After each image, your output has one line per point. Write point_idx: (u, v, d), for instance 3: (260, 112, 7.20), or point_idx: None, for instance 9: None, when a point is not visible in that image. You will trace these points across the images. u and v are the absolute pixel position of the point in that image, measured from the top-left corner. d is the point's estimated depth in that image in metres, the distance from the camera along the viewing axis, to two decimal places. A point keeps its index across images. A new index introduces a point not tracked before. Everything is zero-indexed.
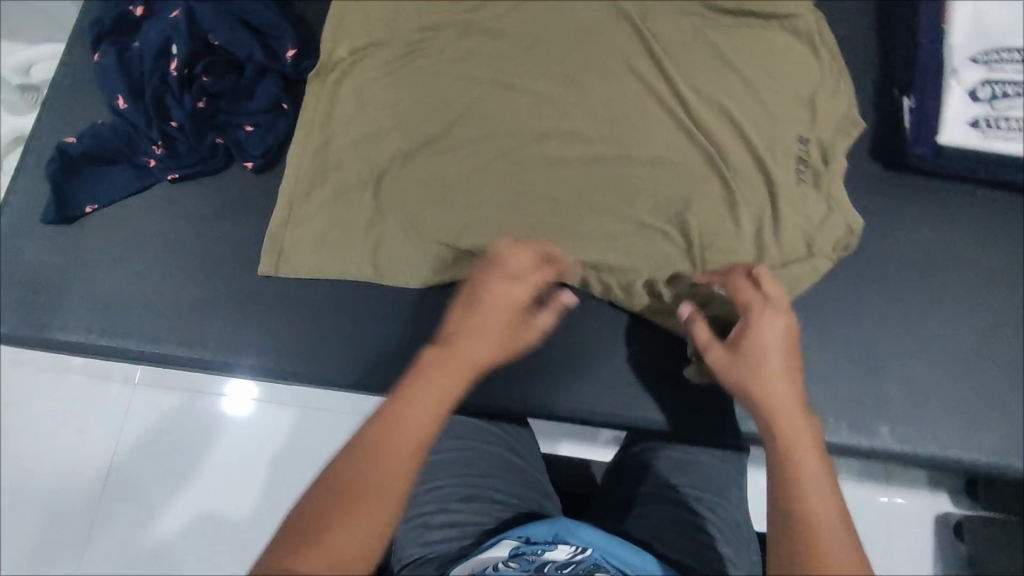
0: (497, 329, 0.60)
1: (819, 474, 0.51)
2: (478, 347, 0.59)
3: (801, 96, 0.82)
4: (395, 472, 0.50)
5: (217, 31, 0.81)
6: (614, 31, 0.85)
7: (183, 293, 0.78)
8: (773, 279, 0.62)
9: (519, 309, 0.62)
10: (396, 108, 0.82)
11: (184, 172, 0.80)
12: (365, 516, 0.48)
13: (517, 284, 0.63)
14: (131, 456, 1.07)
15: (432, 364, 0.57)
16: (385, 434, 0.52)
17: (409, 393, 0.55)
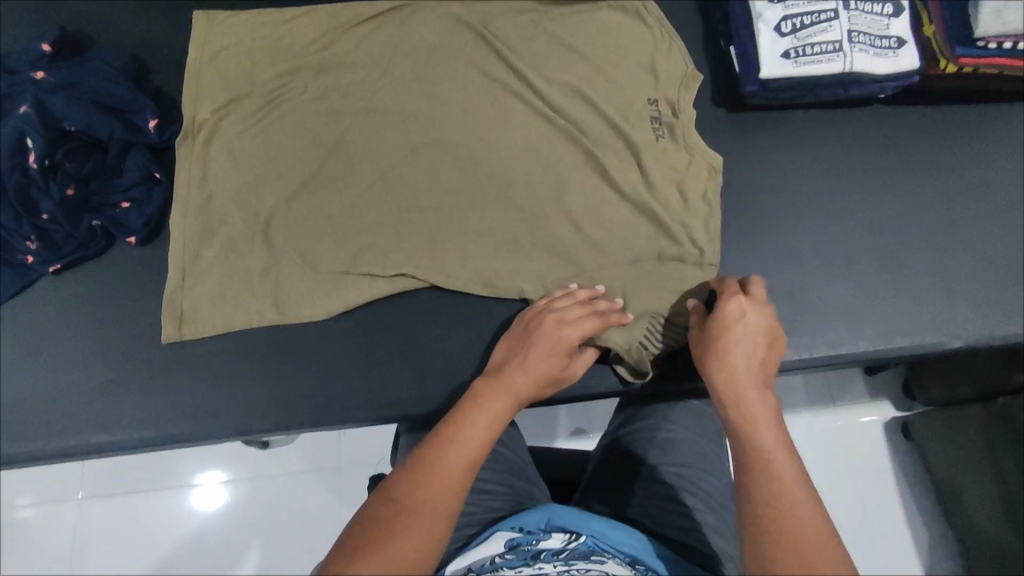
0: (538, 370, 0.67)
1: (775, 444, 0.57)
2: (510, 391, 0.65)
3: (643, 64, 0.89)
4: (445, 494, 0.55)
5: (71, 116, 0.81)
6: (462, 42, 0.91)
7: (91, 377, 0.78)
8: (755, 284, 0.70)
9: (555, 353, 0.68)
10: (268, 154, 0.85)
11: (66, 261, 0.79)
12: (418, 527, 0.52)
13: (576, 326, 0.70)
14: (101, 554, 1.07)
15: (478, 403, 0.63)
16: (437, 469, 0.56)
17: (454, 432, 0.60)
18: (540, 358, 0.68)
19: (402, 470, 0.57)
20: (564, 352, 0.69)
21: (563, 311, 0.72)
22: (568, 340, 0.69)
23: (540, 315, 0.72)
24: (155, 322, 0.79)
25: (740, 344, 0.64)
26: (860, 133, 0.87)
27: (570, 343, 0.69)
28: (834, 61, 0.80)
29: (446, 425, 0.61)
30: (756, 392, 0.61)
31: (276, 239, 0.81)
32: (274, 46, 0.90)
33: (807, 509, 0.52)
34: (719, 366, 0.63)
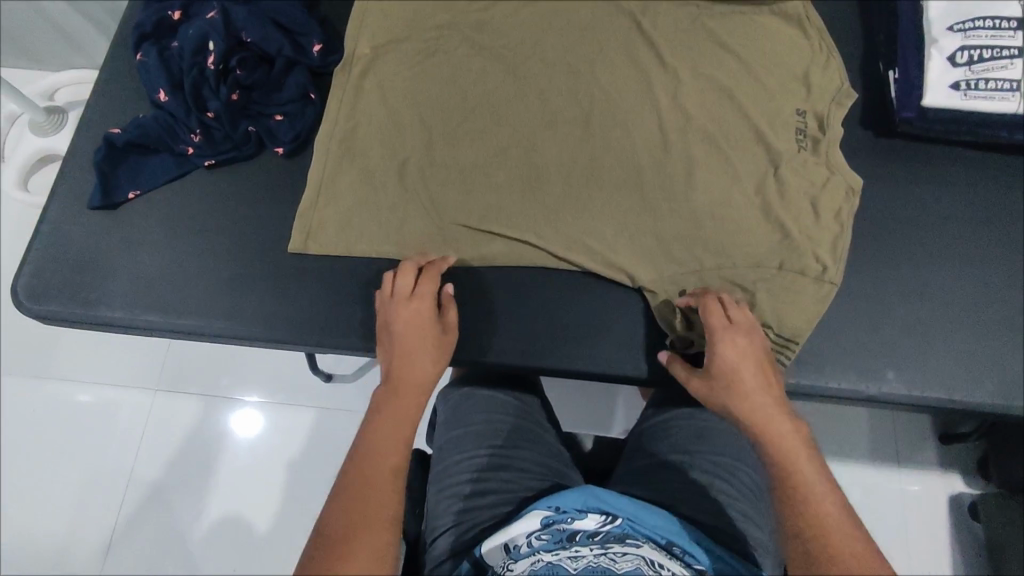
0: (426, 358, 0.71)
1: (818, 476, 0.59)
2: (416, 376, 0.69)
3: (796, 73, 0.89)
4: (379, 509, 0.60)
5: (249, 28, 0.87)
6: (617, 22, 0.92)
7: (220, 268, 0.83)
8: (736, 306, 0.72)
9: (428, 331, 0.72)
10: (413, 98, 0.88)
11: (219, 158, 0.86)
12: (361, 550, 0.58)
13: (412, 305, 0.73)
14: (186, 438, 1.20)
15: (386, 412, 0.67)
16: (367, 483, 0.62)
17: (371, 442, 0.65)
18: (412, 341, 0.71)
19: (340, 490, 0.61)
20: (432, 324, 0.73)
21: (396, 294, 0.75)
22: (430, 313, 0.73)
23: (386, 310, 0.74)
24: (286, 229, 0.85)
25: (747, 375, 0.66)
26: (1014, 181, 0.83)
27: (424, 324, 0.72)
28: (1007, 100, 0.77)
29: (362, 431, 0.66)
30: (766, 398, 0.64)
31: (408, 177, 0.85)
32: None
33: (845, 526, 0.56)
34: (724, 390, 0.66)
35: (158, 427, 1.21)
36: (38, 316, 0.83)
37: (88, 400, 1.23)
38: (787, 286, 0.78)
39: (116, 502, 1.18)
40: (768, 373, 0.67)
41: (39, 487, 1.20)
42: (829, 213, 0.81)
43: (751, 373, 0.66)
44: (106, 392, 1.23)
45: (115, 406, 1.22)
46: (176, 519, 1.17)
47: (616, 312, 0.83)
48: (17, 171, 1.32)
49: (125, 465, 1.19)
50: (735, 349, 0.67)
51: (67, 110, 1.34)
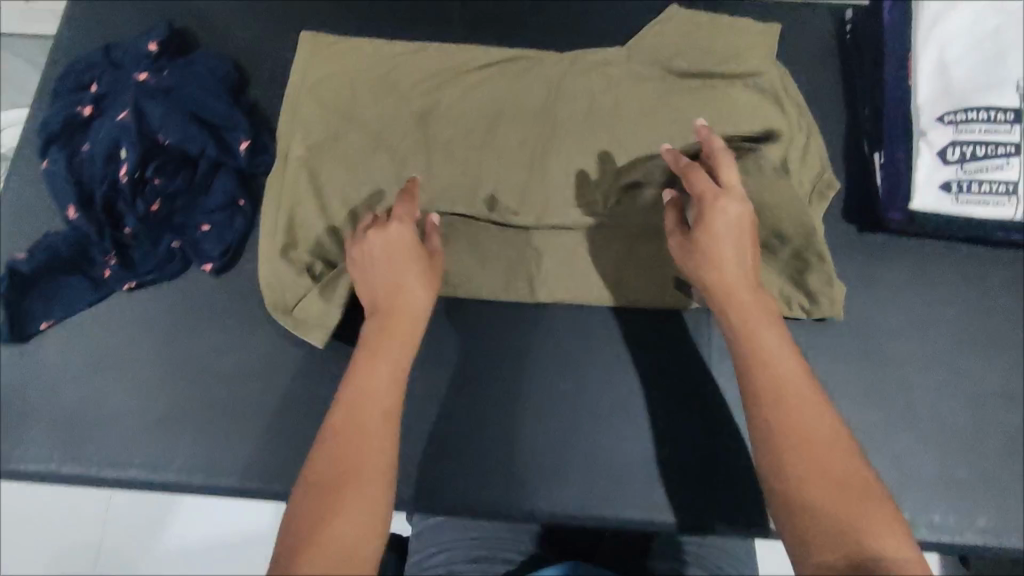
0: (417, 282, 0.68)
1: (807, 403, 0.57)
2: (412, 303, 0.67)
3: (775, 159, 0.81)
4: (373, 451, 0.57)
5: (167, 129, 0.78)
6: (575, 103, 0.84)
7: (149, 409, 0.76)
8: (731, 167, 0.69)
9: (411, 260, 0.69)
10: (355, 204, 0.80)
11: (140, 281, 0.78)
12: (354, 494, 0.55)
13: (382, 231, 0.69)
14: None
15: (372, 348, 0.64)
16: (358, 418, 0.59)
17: (358, 385, 0.61)
18: (389, 254, 0.69)
19: (321, 444, 0.58)
20: (412, 245, 0.69)
21: (362, 228, 0.71)
22: (412, 235, 0.70)
23: (362, 239, 0.70)
24: (219, 358, 0.77)
25: (726, 264, 0.64)
26: (1009, 278, 0.77)
27: (411, 245, 0.69)
28: (1003, 205, 0.70)
29: (356, 368, 0.63)
30: (751, 291, 0.64)
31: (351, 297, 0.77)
32: (380, 83, 0.85)
33: (841, 459, 0.55)
34: (707, 268, 0.65)
35: None
36: None
37: None
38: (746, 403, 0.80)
39: None
40: (754, 245, 0.66)
41: None
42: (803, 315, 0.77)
43: (732, 246, 0.64)
44: None
45: None
46: None
47: (587, 435, 0.79)
48: None
49: None
50: (718, 219, 0.65)
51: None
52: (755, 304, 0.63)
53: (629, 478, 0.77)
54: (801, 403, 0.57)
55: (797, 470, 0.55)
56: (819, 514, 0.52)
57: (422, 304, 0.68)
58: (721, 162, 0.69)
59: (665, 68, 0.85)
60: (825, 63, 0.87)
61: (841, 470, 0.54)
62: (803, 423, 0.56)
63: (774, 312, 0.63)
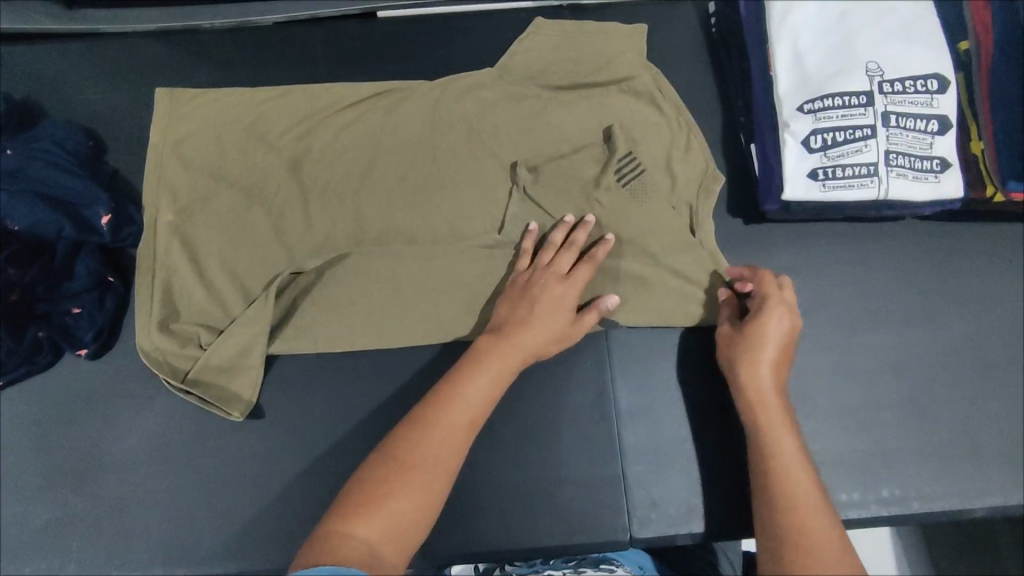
0: (544, 332, 0.70)
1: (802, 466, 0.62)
2: (529, 344, 0.69)
3: (657, 161, 0.81)
4: (447, 461, 0.61)
5: (16, 215, 0.74)
6: (451, 129, 0.82)
7: (37, 511, 0.72)
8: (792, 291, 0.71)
9: (560, 311, 0.71)
10: (232, 263, 0.77)
11: (9, 377, 0.73)
12: (418, 488, 0.58)
13: (564, 286, 0.72)
14: None
15: (476, 362, 0.67)
16: (446, 426, 0.62)
17: (455, 391, 0.65)
18: (541, 290, 0.72)
19: (409, 427, 0.62)
20: (566, 308, 0.72)
21: (550, 266, 0.74)
22: (571, 301, 0.72)
23: (540, 274, 0.73)
24: (103, 446, 0.73)
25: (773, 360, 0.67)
26: (886, 252, 0.79)
27: (568, 307, 0.72)
28: (868, 186, 0.71)
29: (454, 377, 0.66)
30: (779, 398, 0.66)
31: (239, 360, 0.73)
32: (247, 134, 0.82)
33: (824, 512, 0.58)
34: (746, 367, 0.67)
35: None
36: None
37: None
38: (662, 408, 0.77)
39: None
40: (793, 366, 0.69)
41: None
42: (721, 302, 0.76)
43: (775, 361, 0.67)
44: None
45: None
46: None
47: (503, 466, 0.75)
48: None
49: None
50: (769, 328, 0.68)
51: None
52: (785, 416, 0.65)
53: (548, 508, 0.74)
54: (806, 490, 0.60)
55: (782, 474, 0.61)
56: (794, 517, 0.57)
57: (540, 348, 0.70)
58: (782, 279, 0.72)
59: (538, 82, 0.84)
60: (695, 58, 0.87)
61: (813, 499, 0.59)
62: (794, 469, 0.61)
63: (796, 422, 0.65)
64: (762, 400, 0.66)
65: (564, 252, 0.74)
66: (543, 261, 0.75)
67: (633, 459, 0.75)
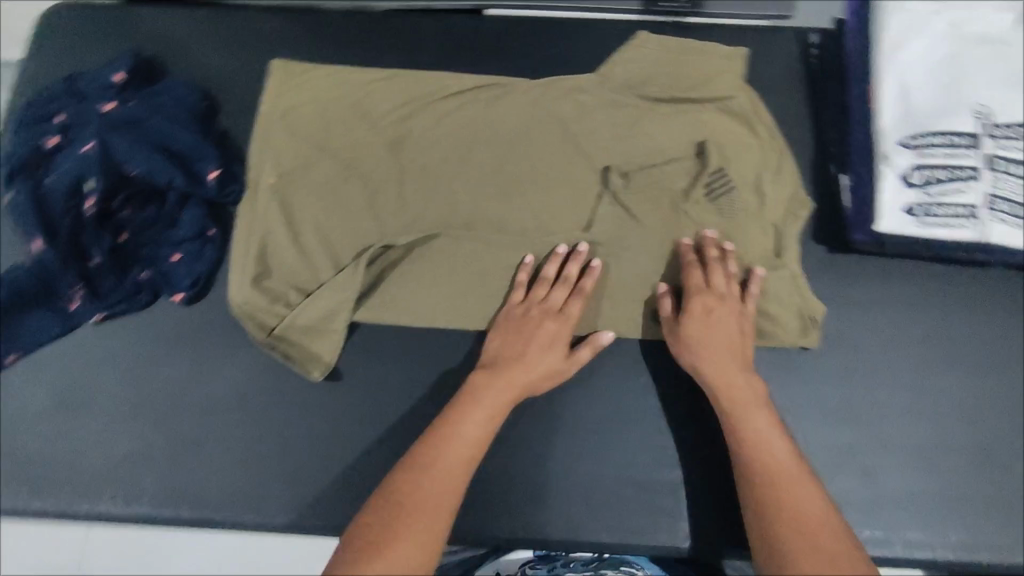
0: (537, 365, 0.73)
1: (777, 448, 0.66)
2: (521, 379, 0.72)
3: (747, 181, 0.83)
4: (441, 498, 0.62)
5: (134, 160, 0.78)
6: (547, 127, 0.85)
7: (116, 442, 0.75)
8: (719, 270, 0.76)
9: (551, 347, 0.74)
10: (328, 231, 0.80)
11: (110, 312, 0.77)
12: (415, 530, 0.59)
13: (550, 323, 0.75)
14: None
15: (471, 399, 0.69)
16: (440, 466, 0.64)
17: (450, 430, 0.67)
18: (538, 325, 0.74)
19: (401, 471, 0.64)
20: (557, 342, 0.74)
21: (540, 302, 0.76)
22: (563, 335, 0.74)
23: (533, 309, 0.76)
24: (187, 391, 0.76)
25: (718, 337, 0.73)
26: (973, 297, 0.78)
27: (562, 341, 0.74)
28: (966, 226, 0.72)
29: (447, 417, 0.68)
30: (737, 376, 0.71)
31: (322, 323, 0.76)
32: (352, 111, 0.85)
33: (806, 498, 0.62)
34: (690, 352, 0.73)
35: None
36: None
37: None
38: None
39: None
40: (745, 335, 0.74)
41: None
42: (801, 323, 0.77)
43: (721, 340, 0.73)
44: None
45: None
46: None
47: (567, 459, 0.76)
48: None
49: None
50: (698, 310, 0.74)
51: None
52: (749, 389, 0.71)
53: (608, 507, 0.74)
54: (793, 481, 0.63)
55: (762, 469, 0.65)
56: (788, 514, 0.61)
57: (534, 382, 0.72)
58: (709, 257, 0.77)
59: (636, 92, 0.86)
60: (793, 85, 0.88)
61: (798, 489, 0.63)
62: (775, 461, 0.65)
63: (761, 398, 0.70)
64: (721, 385, 0.71)
65: (556, 288, 0.76)
66: (523, 295, 0.77)
67: (697, 470, 0.75)
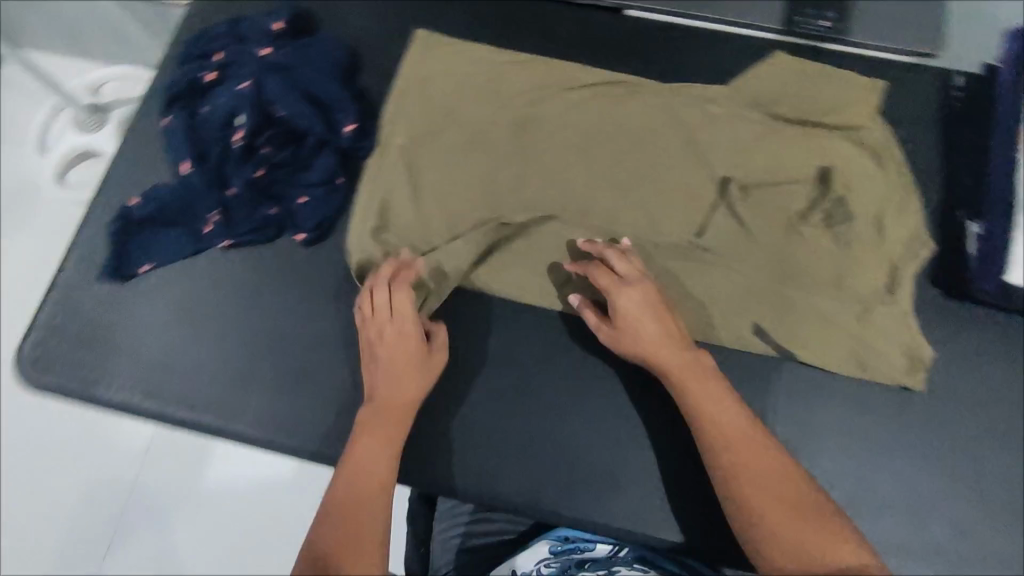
0: (405, 373, 0.72)
1: (739, 424, 0.68)
2: (400, 396, 0.72)
3: (869, 213, 0.81)
4: (371, 521, 0.64)
5: (282, 103, 0.83)
6: (674, 131, 0.85)
7: (226, 361, 0.79)
8: (627, 259, 0.77)
9: (411, 350, 0.73)
10: (448, 200, 0.83)
11: (237, 240, 0.82)
12: (355, 556, 0.61)
13: (404, 325, 0.74)
14: (127, 490, 1.16)
15: (364, 430, 0.70)
16: (356, 496, 0.65)
17: (353, 462, 0.68)
18: (388, 339, 0.74)
19: (324, 510, 0.65)
20: (417, 346, 0.74)
21: (378, 306, 0.75)
22: (417, 337, 0.74)
23: (376, 320, 0.74)
24: (296, 326, 0.80)
25: (647, 329, 0.73)
26: None
27: (416, 342, 0.74)
28: None
29: (351, 449, 0.69)
30: (682, 360, 0.72)
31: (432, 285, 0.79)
32: (486, 88, 0.88)
33: (782, 478, 0.65)
34: (637, 346, 0.73)
35: (150, 474, 1.16)
36: (41, 389, 0.81)
37: (75, 437, 1.18)
38: (816, 449, 0.77)
39: (105, 547, 1.13)
40: (661, 318, 0.73)
41: (19, 523, 1.15)
42: (905, 363, 0.77)
43: (651, 326, 0.73)
44: (95, 430, 1.18)
45: (103, 445, 1.18)
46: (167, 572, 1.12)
47: (650, 454, 0.77)
48: (58, 164, 1.35)
49: (97, 512, 1.15)
50: (626, 304, 0.74)
51: (110, 108, 1.36)
52: (681, 360, 0.72)
53: (683, 508, 0.75)
54: (764, 460, 0.66)
55: (729, 460, 0.67)
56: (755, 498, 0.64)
57: (410, 391, 0.73)
58: (610, 253, 0.77)
59: (767, 109, 0.87)
60: (929, 124, 0.86)
61: (772, 462, 0.66)
62: (742, 448, 0.67)
63: (705, 371, 0.71)
64: (681, 374, 0.71)
65: (397, 291, 0.75)
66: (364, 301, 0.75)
67: None
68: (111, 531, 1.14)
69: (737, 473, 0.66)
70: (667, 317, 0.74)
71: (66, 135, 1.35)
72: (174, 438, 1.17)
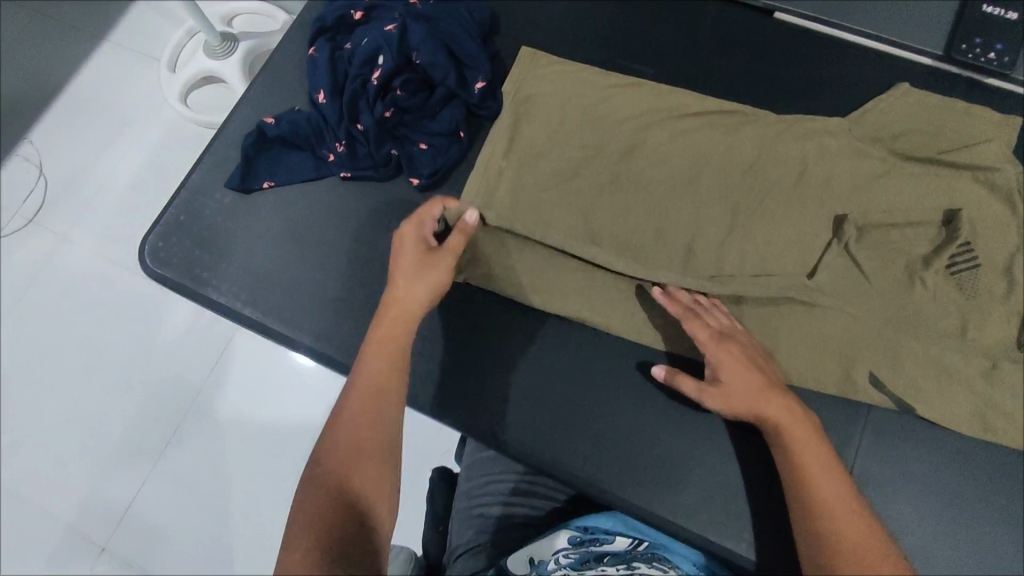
0: (409, 280, 0.70)
1: (844, 493, 0.64)
2: (404, 302, 0.70)
3: (999, 263, 0.77)
4: (373, 462, 0.61)
5: (422, 50, 0.85)
6: (807, 140, 0.82)
7: (326, 286, 0.83)
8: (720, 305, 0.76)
9: (421, 250, 0.72)
10: (562, 172, 0.83)
11: (356, 174, 0.85)
12: (356, 497, 0.58)
13: (411, 235, 0.73)
14: (193, 394, 1.22)
15: (365, 359, 0.67)
16: (357, 434, 0.62)
17: (353, 397, 0.64)
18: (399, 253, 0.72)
19: (321, 459, 0.61)
20: (428, 248, 0.72)
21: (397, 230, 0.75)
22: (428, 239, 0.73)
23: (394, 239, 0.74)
24: None
25: (744, 378, 0.69)
26: None
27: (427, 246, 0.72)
28: None
29: (351, 381, 0.66)
30: (779, 416, 0.68)
31: (531, 268, 0.81)
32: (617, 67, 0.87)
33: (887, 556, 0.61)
34: (731, 400, 0.69)
35: (217, 382, 1.22)
36: (155, 278, 0.86)
37: (153, 334, 1.25)
38: (893, 492, 0.74)
39: (163, 442, 1.20)
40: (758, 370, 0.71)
41: (90, 405, 1.23)
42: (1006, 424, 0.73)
43: (745, 379, 0.69)
44: (173, 332, 1.25)
45: (178, 347, 1.24)
46: (223, 479, 1.18)
47: (719, 462, 0.75)
48: (179, 85, 1.32)
49: (163, 407, 1.21)
50: (722, 355, 0.71)
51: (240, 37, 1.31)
52: (789, 414, 0.68)
53: (745, 521, 0.74)
54: (869, 538, 0.62)
55: (836, 530, 0.62)
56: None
57: (416, 302, 0.70)
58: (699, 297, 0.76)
59: (909, 134, 0.82)
60: None
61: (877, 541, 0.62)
62: (845, 517, 0.63)
63: (816, 432, 0.68)
64: (778, 432, 0.68)
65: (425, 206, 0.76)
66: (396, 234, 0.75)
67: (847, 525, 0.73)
68: (172, 427, 1.20)
69: (842, 548, 0.61)
70: (764, 367, 0.71)
71: (196, 57, 1.31)
72: (245, 353, 1.23)
